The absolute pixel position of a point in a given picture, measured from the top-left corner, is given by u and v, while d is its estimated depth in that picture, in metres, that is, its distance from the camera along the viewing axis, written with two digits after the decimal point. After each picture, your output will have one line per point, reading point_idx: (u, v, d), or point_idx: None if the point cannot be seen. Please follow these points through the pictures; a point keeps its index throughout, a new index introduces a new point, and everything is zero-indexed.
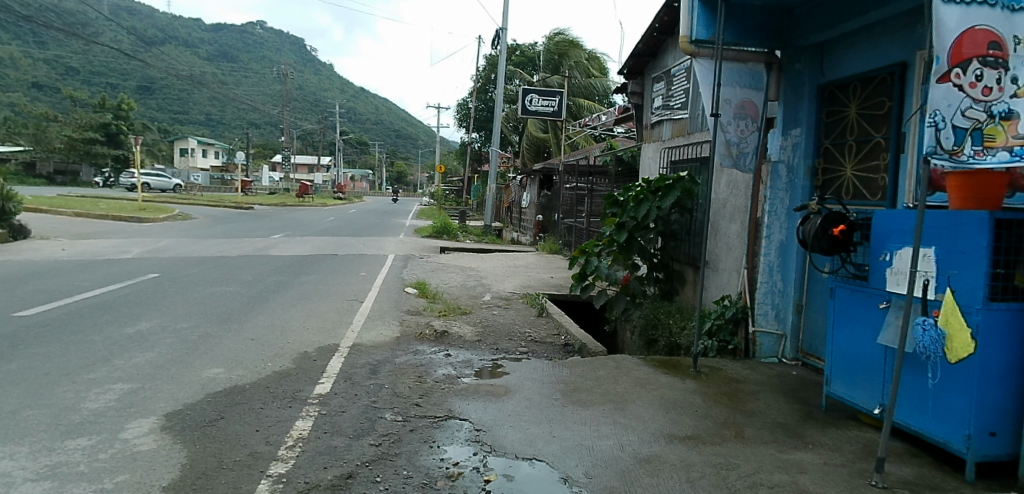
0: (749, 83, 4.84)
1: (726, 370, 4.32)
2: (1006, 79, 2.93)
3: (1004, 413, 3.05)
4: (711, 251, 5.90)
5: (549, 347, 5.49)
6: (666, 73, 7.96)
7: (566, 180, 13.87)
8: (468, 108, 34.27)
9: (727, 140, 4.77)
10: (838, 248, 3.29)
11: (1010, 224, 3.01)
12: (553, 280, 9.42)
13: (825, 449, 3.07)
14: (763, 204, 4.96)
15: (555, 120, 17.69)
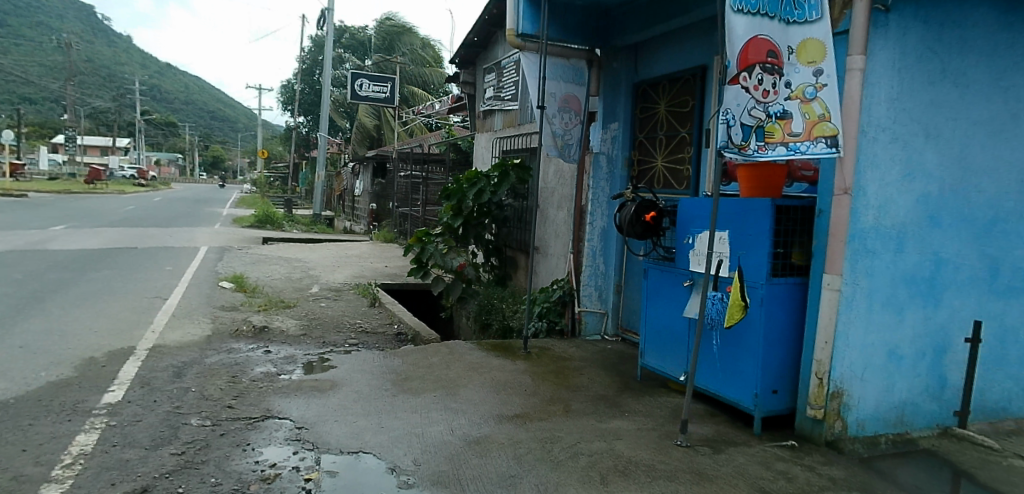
0: (572, 78, 5.08)
1: (555, 349, 4.56)
2: (780, 84, 3.31)
3: (782, 373, 3.56)
4: (541, 238, 6.19)
5: (380, 337, 5.43)
6: (497, 65, 8.18)
7: (399, 167, 13.73)
8: (293, 90, 32.51)
9: (553, 132, 5.04)
10: (650, 233, 3.62)
11: (786, 210, 3.50)
12: (388, 269, 9.30)
13: (639, 416, 3.38)
14: (587, 193, 5.30)
15: (387, 106, 17.40)
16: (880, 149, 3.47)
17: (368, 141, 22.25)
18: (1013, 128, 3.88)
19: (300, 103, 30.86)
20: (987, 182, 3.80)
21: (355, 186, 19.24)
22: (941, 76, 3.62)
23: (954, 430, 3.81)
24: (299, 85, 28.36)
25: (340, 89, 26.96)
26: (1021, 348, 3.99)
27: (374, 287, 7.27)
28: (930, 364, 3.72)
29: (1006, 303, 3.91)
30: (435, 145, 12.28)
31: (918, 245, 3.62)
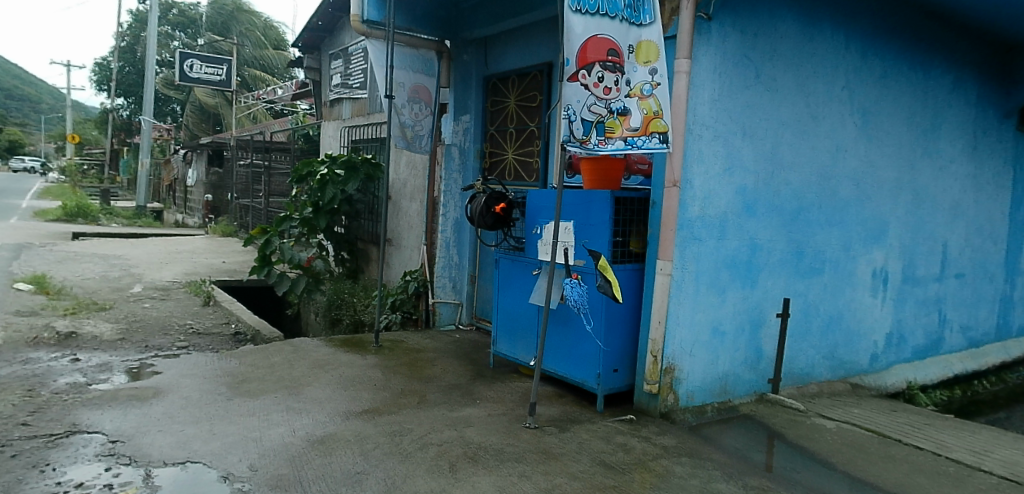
0: (421, 68, 5.08)
1: (408, 342, 4.55)
2: (622, 81, 3.53)
3: (623, 353, 3.82)
4: (393, 229, 6.14)
5: (214, 338, 5.10)
6: (343, 50, 7.98)
7: (237, 156, 12.89)
8: (111, 68, 29.18)
9: (401, 122, 4.95)
10: (502, 224, 3.74)
11: (625, 202, 3.76)
12: (226, 265, 8.70)
13: (490, 402, 3.49)
14: (439, 184, 5.32)
15: (222, 90, 16.26)
16: (705, 145, 3.83)
17: (204, 126, 20.70)
18: (815, 129, 4.40)
19: (119, 82, 27.76)
20: (793, 176, 4.31)
21: (187, 175, 17.72)
22: (754, 81, 4.03)
23: (768, 396, 4.30)
24: (116, 62, 25.45)
25: (169, 69, 24.69)
26: (821, 321, 4.57)
27: (208, 285, 6.79)
28: (748, 338, 4.17)
29: (809, 282, 4.46)
30: (277, 134, 11.67)
31: (736, 232, 4.04)
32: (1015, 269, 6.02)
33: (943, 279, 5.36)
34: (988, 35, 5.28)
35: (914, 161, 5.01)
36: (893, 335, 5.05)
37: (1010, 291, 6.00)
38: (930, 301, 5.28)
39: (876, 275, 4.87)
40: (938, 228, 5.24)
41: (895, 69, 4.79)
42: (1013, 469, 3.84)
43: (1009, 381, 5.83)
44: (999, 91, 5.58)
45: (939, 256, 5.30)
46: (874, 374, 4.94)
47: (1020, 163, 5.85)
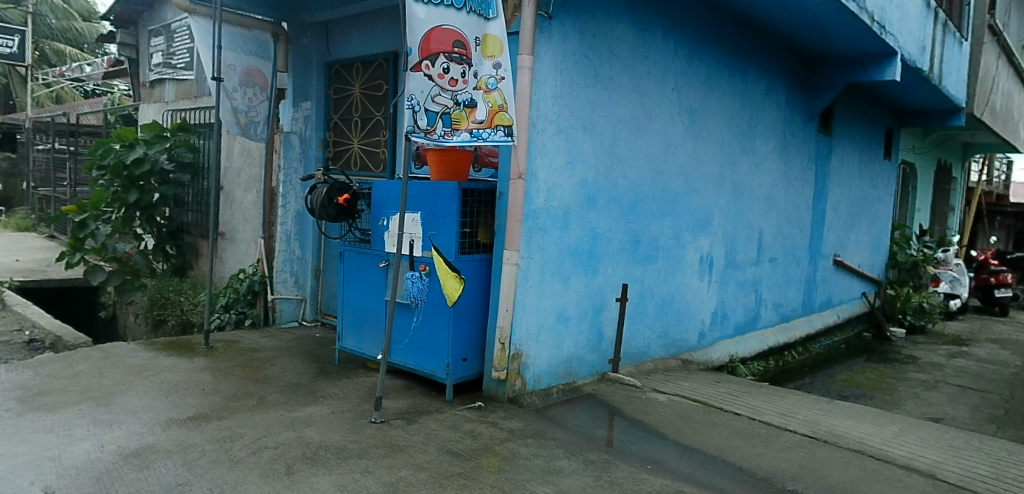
0: (254, 50, 4.78)
1: (243, 342, 4.31)
2: (469, 73, 3.55)
3: (471, 342, 3.88)
4: (226, 223, 5.80)
5: (4, 348, 4.48)
6: (164, 26, 7.37)
7: (35, 141, 11.39)
8: None
9: (232, 107, 4.66)
10: (345, 215, 3.60)
11: (473, 193, 3.81)
12: (19, 264, 7.64)
13: (333, 399, 3.42)
14: (277, 173, 5.04)
15: (15, 65, 14.27)
16: (547, 139, 3.98)
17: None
18: (648, 126, 4.73)
19: None
20: (629, 169, 4.61)
21: None
22: (593, 79, 4.25)
23: (609, 375, 4.58)
24: None
25: None
26: (655, 303, 4.96)
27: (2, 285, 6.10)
28: (590, 322, 4.42)
29: (645, 268, 4.82)
30: (84, 117, 10.46)
31: (579, 222, 4.25)
32: (816, 253, 6.91)
33: (759, 263, 6.02)
34: (794, 47, 5.97)
35: (734, 157, 5.56)
36: (717, 313, 5.60)
37: (812, 272, 6.86)
38: (748, 283, 5.91)
39: (703, 260, 5.37)
40: (754, 217, 5.87)
41: (717, 74, 5.27)
42: (811, 427, 4.45)
43: (812, 350, 6.70)
44: (804, 97, 6.34)
45: (755, 243, 5.94)
46: (702, 350, 5.44)
47: (820, 160, 6.69)
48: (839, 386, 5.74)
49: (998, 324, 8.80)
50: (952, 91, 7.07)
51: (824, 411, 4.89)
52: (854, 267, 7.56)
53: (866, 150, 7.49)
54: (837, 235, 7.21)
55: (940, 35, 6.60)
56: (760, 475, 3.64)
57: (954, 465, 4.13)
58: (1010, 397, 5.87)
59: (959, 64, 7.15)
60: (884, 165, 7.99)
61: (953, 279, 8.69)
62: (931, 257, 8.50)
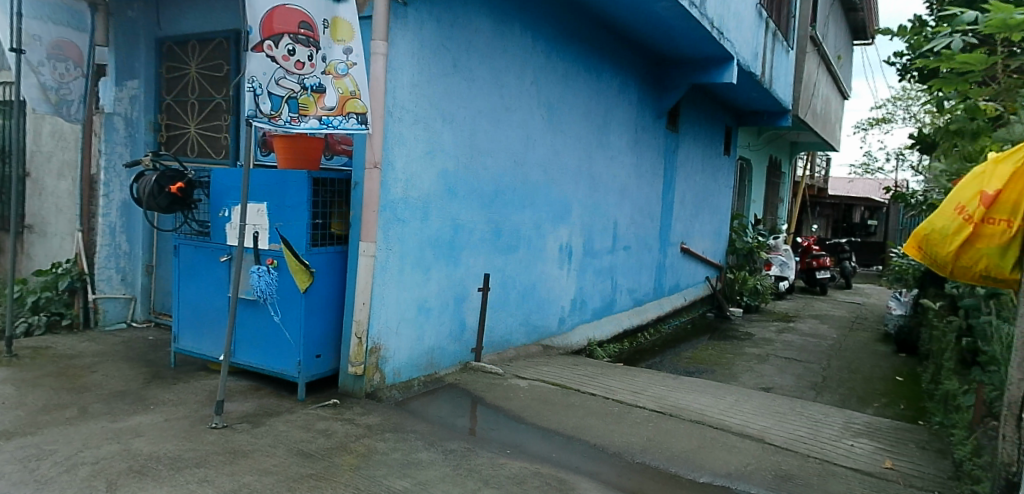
0: (66, 21, 4.31)
1: (57, 348, 3.87)
2: (318, 57, 3.39)
3: (325, 338, 3.75)
4: (32, 214, 5.15)
5: None
6: None
7: None
8: None
9: (40, 83, 4.16)
10: (179, 206, 3.38)
11: (325, 183, 3.68)
12: None
13: (167, 406, 3.16)
14: (97, 158, 4.69)
15: None
16: (405, 128, 3.91)
17: None
18: (508, 118, 4.81)
19: None
20: (490, 161, 4.66)
21: None
22: (452, 69, 4.24)
23: (471, 364, 4.62)
24: None
25: None
26: (517, 292, 5.08)
27: None
28: (451, 313, 4.43)
29: (506, 258, 4.91)
30: None
31: (439, 213, 4.23)
32: (666, 241, 7.44)
33: (614, 251, 6.37)
34: (644, 48, 6.34)
35: (591, 151, 5.82)
36: (576, 299, 5.86)
37: (662, 258, 7.39)
38: (604, 270, 6.24)
39: (562, 249, 5.58)
40: (610, 208, 6.19)
41: (573, 70, 5.46)
42: (659, 402, 4.79)
43: (662, 330, 7.22)
44: (654, 95, 6.76)
45: (611, 232, 6.28)
46: (562, 335, 5.66)
47: (668, 155, 7.20)
48: (685, 363, 6.23)
49: (818, 302, 10.02)
50: (781, 95, 7.88)
51: (671, 387, 5.29)
52: (698, 253, 8.24)
53: (709, 146, 8.16)
54: (684, 225, 7.81)
55: (770, 43, 7.31)
56: (613, 451, 3.86)
57: (779, 429, 4.65)
58: (826, 366, 6.71)
59: (786, 70, 7.98)
60: (724, 160, 8.75)
61: (783, 263, 9.54)
62: (763, 243, 9.44)
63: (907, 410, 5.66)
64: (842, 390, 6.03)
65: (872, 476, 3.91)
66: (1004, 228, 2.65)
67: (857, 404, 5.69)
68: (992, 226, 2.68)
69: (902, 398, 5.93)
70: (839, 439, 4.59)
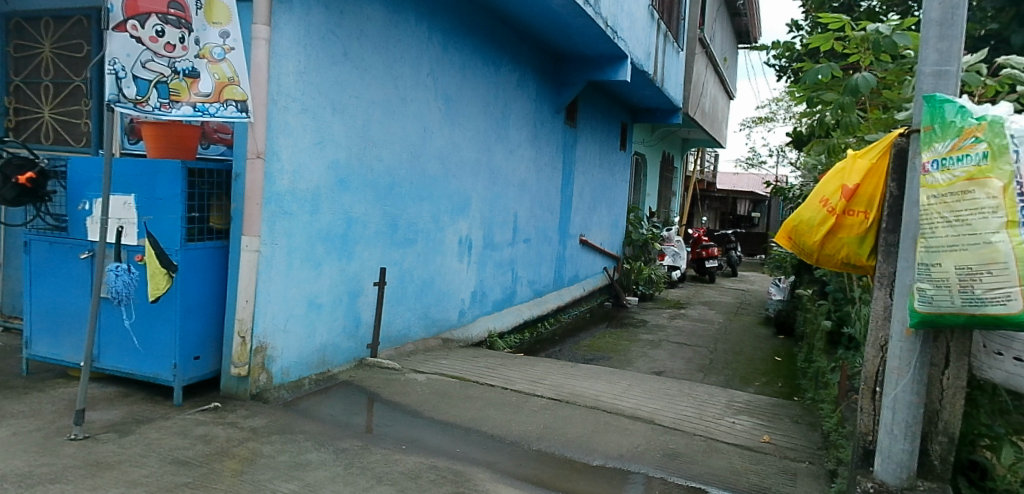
0: None
1: None
2: (190, 39, 3.20)
3: (204, 338, 3.56)
4: None
5: None
6: None
7: None
8: None
9: None
10: (28, 197, 3.09)
11: (202, 174, 3.48)
12: None
13: (18, 419, 2.89)
14: None
15: None
16: (291, 117, 3.75)
17: None
18: (403, 109, 4.73)
19: None
20: (384, 152, 4.57)
21: None
22: (342, 57, 4.10)
23: (367, 360, 4.53)
24: None
25: None
26: (415, 285, 5.03)
27: None
28: (345, 308, 4.33)
29: (403, 251, 4.85)
30: None
31: (330, 206, 4.10)
32: (565, 233, 7.63)
33: (514, 243, 6.45)
34: (542, 43, 6.43)
35: (490, 144, 5.84)
36: (476, 292, 5.88)
37: (562, 250, 7.57)
38: (505, 262, 6.30)
39: (462, 242, 5.58)
40: (509, 201, 6.25)
41: (471, 63, 5.45)
42: (556, 391, 4.90)
43: (562, 320, 7.40)
44: (552, 90, 6.88)
45: (511, 225, 6.35)
46: (462, 327, 5.67)
47: (567, 149, 7.37)
48: (583, 351, 6.43)
49: (707, 290, 10.64)
50: (672, 94, 8.27)
51: (569, 375, 5.43)
52: (597, 245, 8.51)
53: (606, 142, 8.43)
54: (582, 217, 8.03)
55: (662, 43, 7.63)
56: (510, 440, 3.92)
57: (669, 411, 4.90)
58: (713, 349, 7.13)
59: (677, 70, 8.37)
60: (620, 155, 9.08)
61: (675, 253, 10.13)
62: (657, 235, 9.89)
63: (783, 387, 6.13)
64: (727, 371, 6.44)
65: (750, 450, 4.20)
66: (862, 218, 2.96)
67: (741, 384, 6.10)
68: (851, 216, 2.97)
69: (779, 377, 6.41)
70: (723, 417, 4.90)
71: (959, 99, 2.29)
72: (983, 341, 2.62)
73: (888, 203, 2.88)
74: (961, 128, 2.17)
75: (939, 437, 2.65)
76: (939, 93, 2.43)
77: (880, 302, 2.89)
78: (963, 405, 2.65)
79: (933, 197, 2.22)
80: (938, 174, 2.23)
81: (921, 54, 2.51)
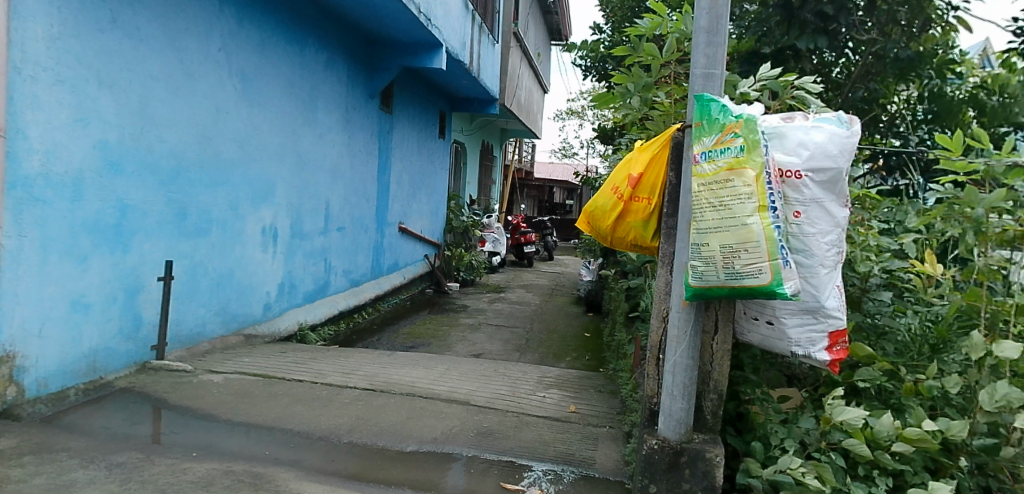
0: None
1: None
2: None
3: None
4: None
5: None
6: None
7: None
8: None
9: None
10: None
11: None
12: None
13: None
14: None
15: None
16: (42, 90, 3.23)
17: None
18: (191, 87, 4.31)
19: None
20: (168, 134, 4.13)
21: None
22: (110, 24, 3.61)
23: (151, 363, 4.10)
24: None
25: None
26: (210, 279, 4.65)
27: None
28: (121, 307, 3.87)
29: (193, 242, 4.45)
30: None
31: (97, 192, 3.62)
32: (383, 221, 7.54)
33: (326, 232, 6.24)
34: (351, 25, 6.23)
35: (296, 127, 5.56)
36: (284, 283, 5.60)
37: (379, 238, 7.48)
38: (316, 252, 6.07)
39: (265, 232, 5.26)
40: (319, 188, 6.01)
41: (272, 40, 5.12)
42: (371, 381, 4.82)
43: (381, 309, 7.30)
44: (366, 74, 6.73)
45: (321, 213, 6.12)
46: (268, 322, 5.35)
47: (382, 135, 7.25)
48: (402, 339, 6.41)
49: (526, 274, 11.15)
50: (488, 85, 8.49)
51: (384, 364, 5.38)
52: (416, 233, 8.53)
53: (424, 130, 8.45)
54: (401, 205, 7.99)
55: (477, 35, 7.78)
56: (318, 435, 3.79)
57: (484, 391, 5.05)
58: (529, 329, 7.50)
59: (493, 62, 8.62)
60: (439, 143, 9.16)
61: (497, 240, 10.48)
62: (478, 222, 10.14)
63: (591, 360, 6.62)
64: (541, 349, 6.81)
65: (558, 421, 4.48)
66: (646, 204, 3.26)
67: (553, 360, 6.48)
68: (637, 202, 3.28)
69: (588, 351, 6.92)
70: (534, 393, 5.17)
71: (722, 99, 2.64)
72: (742, 309, 2.94)
73: (666, 189, 3.21)
74: (724, 124, 2.50)
75: (710, 394, 3.05)
76: (706, 92, 2.77)
77: (662, 279, 3.21)
78: (728, 365, 3.07)
79: (703, 184, 2.53)
80: (706, 164, 2.54)
81: (693, 57, 2.83)
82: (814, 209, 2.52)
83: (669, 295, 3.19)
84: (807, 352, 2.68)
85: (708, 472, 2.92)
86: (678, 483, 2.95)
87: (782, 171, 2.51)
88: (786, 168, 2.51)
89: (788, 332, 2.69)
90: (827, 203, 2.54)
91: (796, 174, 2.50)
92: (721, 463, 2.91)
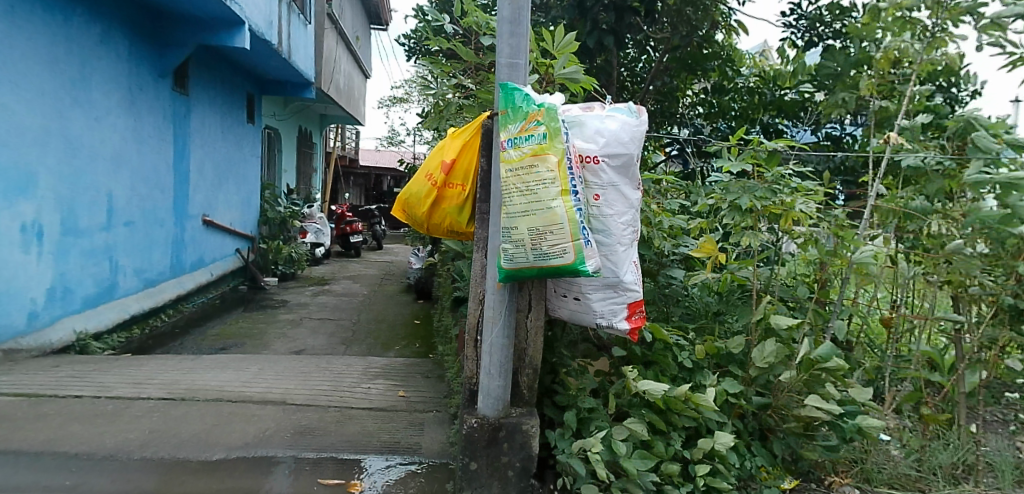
0: None
1: None
2: None
3: None
4: None
5: None
6: None
7: None
8: None
9: None
10: None
11: None
12: None
13: None
14: None
15: None
16: None
17: None
18: None
19: None
20: None
21: None
22: None
23: None
24: None
25: None
26: None
27: None
28: None
29: None
30: None
31: None
32: (182, 213, 6.90)
33: (108, 228, 5.56)
34: None
35: (61, 109, 4.84)
36: (55, 289, 4.90)
37: (178, 232, 6.83)
38: (96, 251, 5.39)
39: (25, 229, 4.54)
40: (96, 178, 5.32)
41: (27, 5, 4.37)
42: (169, 389, 4.39)
43: (184, 310, 6.68)
44: (152, 51, 6.05)
45: (101, 207, 5.43)
46: (34, 334, 4.63)
47: (177, 120, 6.60)
48: (210, 341, 5.91)
49: (353, 265, 10.83)
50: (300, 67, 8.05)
51: (186, 370, 4.94)
52: (224, 225, 7.91)
53: (228, 115, 7.83)
54: (203, 196, 7.37)
55: (287, 14, 7.37)
56: (103, 455, 3.38)
57: (303, 388, 4.82)
58: (355, 321, 7.31)
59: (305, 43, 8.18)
60: (247, 128, 8.56)
61: (317, 230, 10.29)
62: (296, 212, 9.52)
63: (420, 347, 6.60)
64: (368, 340, 6.67)
65: (379, 410, 4.41)
66: (460, 191, 3.29)
67: (380, 350, 6.38)
68: (450, 189, 3.29)
69: (417, 338, 6.89)
70: (358, 385, 5.05)
71: (525, 89, 2.70)
72: (553, 288, 3.07)
73: (478, 175, 3.26)
74: (527, 112, 2.56)
75: (526, 370, 3.13)
76: (510, 81, 2.84)
77: (476, 263, 3.26)
78: (542, 341, 3.17)
79: (509, 171, 2.58)
80: (513, 150, 2.58)
81: (497, 46, 2.89)
82: (612, 192, 2.75)
83: (484, 278, 3.25)
84: (610, 323, 2.89)
85: (525, 442, 3.01)
86: (497, 457, 3.01)
87: (582, 157, 2.71)
88: (585, 154, 2.71)
89: (593, 306, 2.88)
90: (622, 187, 2.77)
91: (594, 159, 2.71)
92: (537, 433, 3.00)
